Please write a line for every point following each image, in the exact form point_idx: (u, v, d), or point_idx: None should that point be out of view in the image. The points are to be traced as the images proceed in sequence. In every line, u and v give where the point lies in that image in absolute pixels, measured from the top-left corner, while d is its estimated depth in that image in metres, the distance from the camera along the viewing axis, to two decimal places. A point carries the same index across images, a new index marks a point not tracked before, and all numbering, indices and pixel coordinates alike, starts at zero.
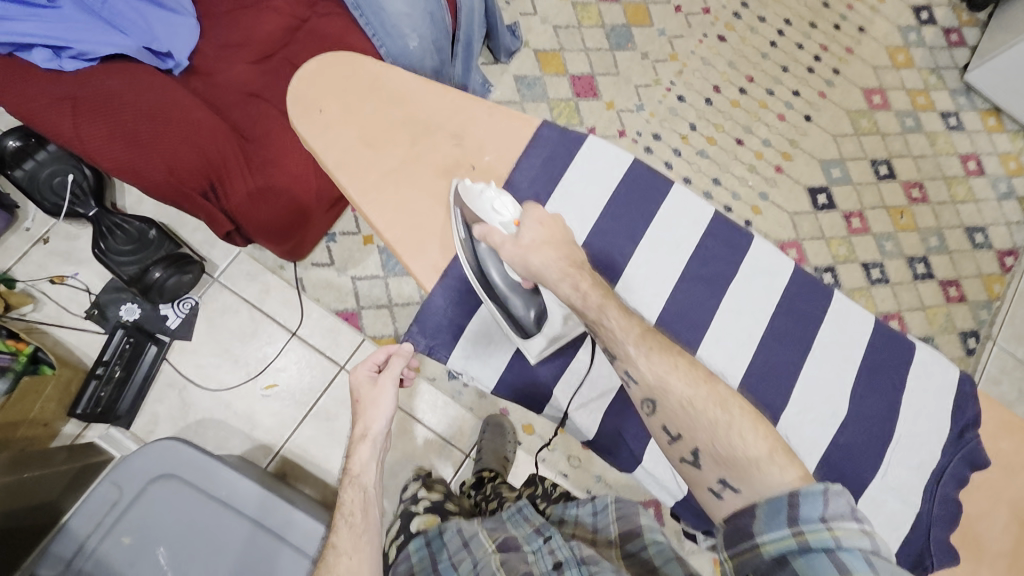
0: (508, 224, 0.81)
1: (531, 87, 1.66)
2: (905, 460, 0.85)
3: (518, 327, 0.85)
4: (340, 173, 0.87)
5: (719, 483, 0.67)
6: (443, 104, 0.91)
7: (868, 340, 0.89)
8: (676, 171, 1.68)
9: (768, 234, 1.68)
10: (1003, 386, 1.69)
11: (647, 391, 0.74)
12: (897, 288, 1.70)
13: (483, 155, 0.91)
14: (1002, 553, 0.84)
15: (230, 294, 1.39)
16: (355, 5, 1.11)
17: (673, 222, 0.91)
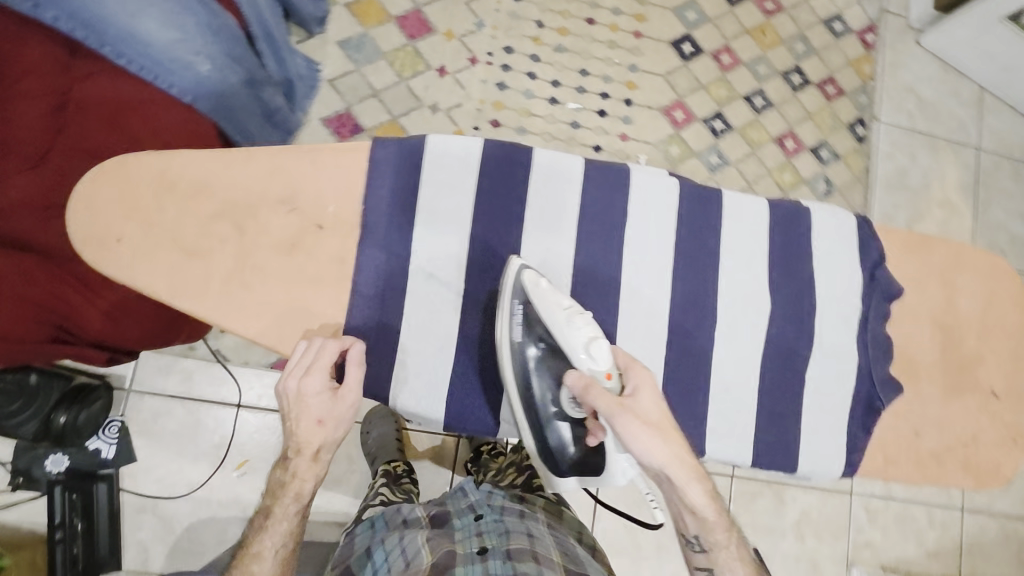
0: (601, 378, 0.77)
1: (361, 49, 1.50)
2: (836, 315, 0.86)
3: (550, 454, 0.83)
4: (179, 300, 0.75)
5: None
6: (253, 169, 0.79)
7: (765, 222, 0.87)
8: (541, 78, 1.58)
9: (650, 105, 1.64)
10: (897, 158, 1.79)
11: (705, 544, 0.79)
12: (782, 107, 1.73)
13: (326, 209, 0.80)
14: (936, 364, 0.86)
15: (153, 397, 1.29)
16: (111, 49, 0.86)
17: (546, 184, 0.85)
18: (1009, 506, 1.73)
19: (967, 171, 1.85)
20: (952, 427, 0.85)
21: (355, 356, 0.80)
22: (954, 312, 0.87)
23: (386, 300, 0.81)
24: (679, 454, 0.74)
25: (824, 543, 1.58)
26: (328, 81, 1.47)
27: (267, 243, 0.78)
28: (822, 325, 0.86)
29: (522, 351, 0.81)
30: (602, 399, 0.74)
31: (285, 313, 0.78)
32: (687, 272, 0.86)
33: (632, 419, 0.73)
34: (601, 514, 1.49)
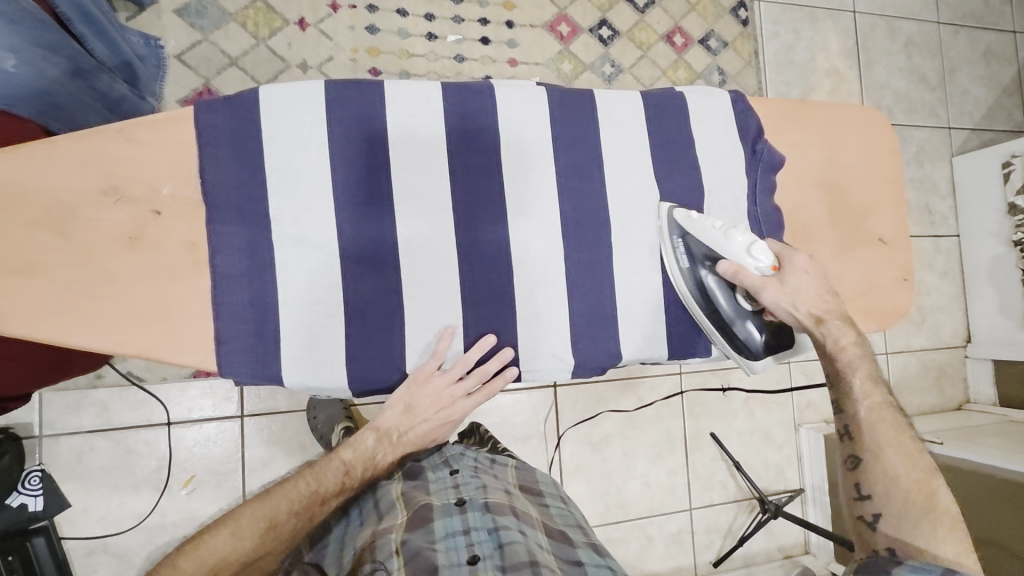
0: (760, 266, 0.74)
1: (203, 14, 1.33)
2: (731, 197, 0.79)
3: (733, 344, 0.78)
4: (14, 326, 0.65)
5: (854, 455, 0.83)
6: (64, 164, 0.68)
7: (643, 115, 0.79)
8: (413, 13, 1.47)
9: (533, 23, 1.57)
10: (782, 37, 1.81)
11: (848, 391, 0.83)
12: (665, 3, 1.69)
13: (159, 191, 0.70)
14: (825, 224, 0.83)
15: (69, 437, 1.20)
16: None
17: (404, 116, 0.73)
18: (925, 341, 1.90)
19: (847, 37, 1.89)
20: (847, 283, 0.83)
21: (233, 349, 0.70)
22: (836, 171, 0.84)
23: (257, 275, 0.71)
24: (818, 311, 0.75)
25: (773, 413, 1.69)
26: (175, 57, 1.32)
27: (101, 241, 0.68)
28: (716, 211, 0.79)
29: (692, 268, 0.77)
30: (764, 282, 0.73)
31: (148, 315, 0.69)
32: (571, 184, 0.77)
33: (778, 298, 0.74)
34: (564, 438, 1.53)
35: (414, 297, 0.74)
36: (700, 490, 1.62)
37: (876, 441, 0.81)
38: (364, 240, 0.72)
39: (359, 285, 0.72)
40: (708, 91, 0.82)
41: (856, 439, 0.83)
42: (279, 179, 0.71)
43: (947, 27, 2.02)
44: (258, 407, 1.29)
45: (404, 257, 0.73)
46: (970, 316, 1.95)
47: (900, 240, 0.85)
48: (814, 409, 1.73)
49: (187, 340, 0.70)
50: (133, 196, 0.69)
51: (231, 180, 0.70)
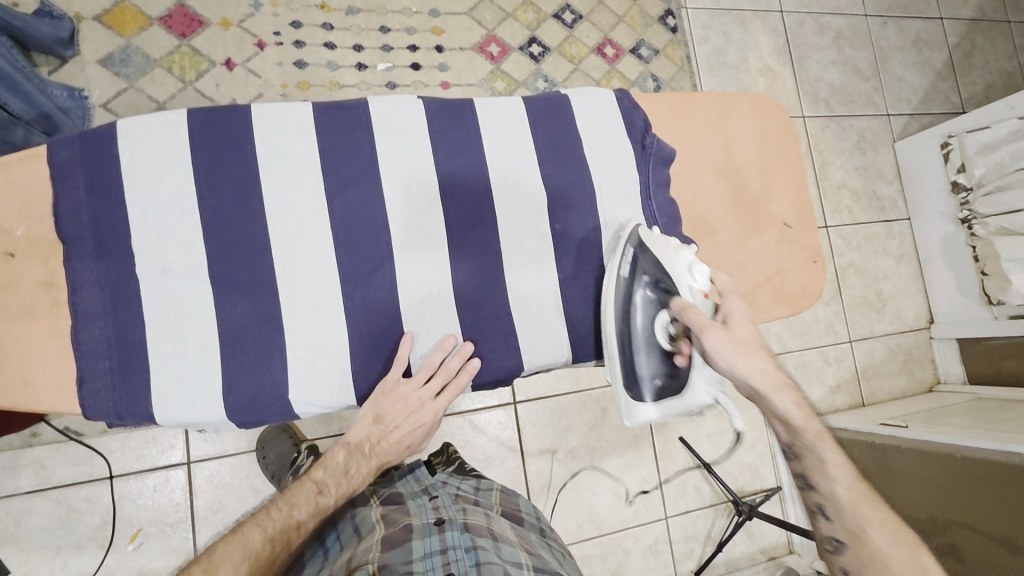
0: (698, 299, 0.77)
1: (128, 62, 1.34)
2: (622, 192, 0.80)
3: (636, 386, 0.80)
4: None
5: (837, 536, 0.75)
6: None
7: (527, 118, 0.80)
8: (341, 45, 1.49)
9: (462, 46, 1.60)
10: (712, 39, 1.86)
11: (807, 465, 0.78)
12: (593, 17, 1.73)
13: (12, 233, 0.71)
14: (726, 213, 0.84)
15: (6, 499, 1.16)
16: None
17: (280, 137, 0.74)
18: (888, 326, 1.90)
19: (777, 36, 1.94)
20: (754, 268, 0.84)
21: (97, 386, 0.70)
22: (731, 158, 0.85)
23: (121, 310, 0.71)
24: (770, 367, 0.74)
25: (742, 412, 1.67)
26: (100, 106, 1.32)
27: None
28: (605, 205, 0.80)
29: (621, 294, 0.78)
30: (708, 326, 0.74)
31: (5, 361, 0.70)
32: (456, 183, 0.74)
33: (719, 334, 0.73)
34: (528, 455, 1.50)
35: (295, 318, 0.73)
36: (675, 497, 1.58)
37: (852, 522, 0.74)
38: (240, 265, 0.72)
39: (243, 307, 0.72)
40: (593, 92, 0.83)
41: (834, 517, 0.75)
42: (151, 209, 0.71)
43: (875, 19, 2.09)
44: (206, 452, 1.25)
45: (283, 278, 0.73)
46: (929, 297, 1.95)
47: (804, 224, 0.87)
48: None
49: (44, 384, 0.69)
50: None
51: (98, 213, 0.70)
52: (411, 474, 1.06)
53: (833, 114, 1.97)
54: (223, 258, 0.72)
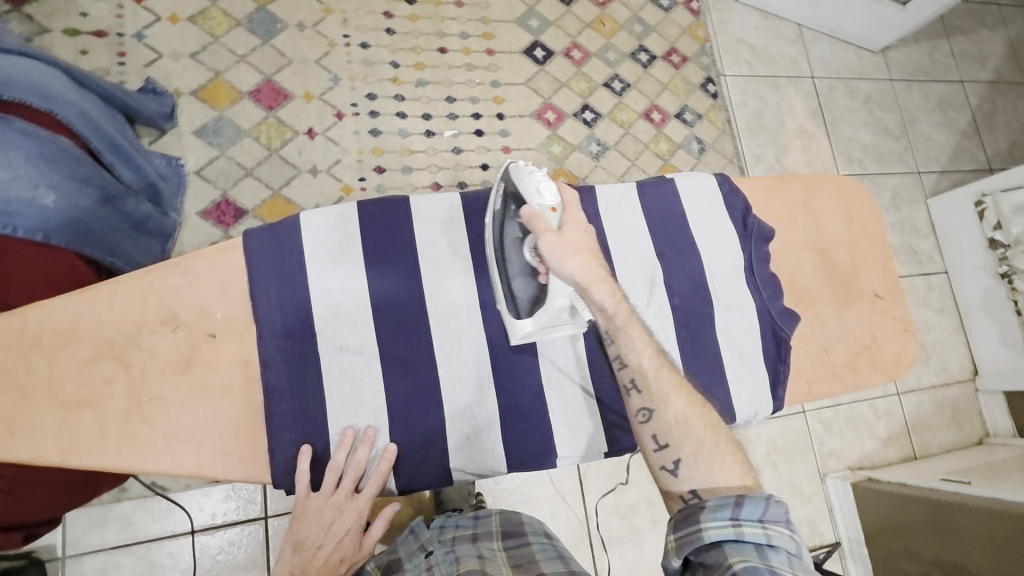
0: (547, 212, 0.85)
1: (220, 132, 1.44)
2: (729, 268, 0.88)
3: (511, 304, 0.87)
4: (75, 460, 0.74)
5: (646, 406, 0.78)
6: (121, 306, 0.80)
7: None
8: (411, 114, 1.61)
9: (521, 114, 1.71)
10: (750, 104, 1.97)
11: (619, 350, 0.82)
12: (640, 85, 1.85)
13: (213, 315, 0.83)
14: (823, 286, 0.92)
15: (93, 554, 1.18)
16: None
17: (434, 225, 0.93)
18: (934, 378, 1.92)
19: (810, 100, 2.05)
20: (853, 337, 0.90)
21: (287, 456, 0.81)
22: (822, 235, 0.94)
23: (302, 387, 0.83)
24: (593, 265, 0.81)
25: (796, 465, 1.69)
26: (194, 173, 1.41)
27: (162, 367, 0.79)
28: (716, 284, 0.88)
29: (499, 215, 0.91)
30: (545, 229, 0.83)
31: (198, 436, 0.78)
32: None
33: (551, 237, 0.82)
34: (592, 510, 1.51)
35: (445, 385, 0.88)
36: None
37: (659, 388, 0.79)
38: (401, 341, 0.88)
39: (400, 378, 0.87)
40: (696, 175, 0.93)
41: (643, 391, 0.79)
42: (328, 294, 0.86)
43: (900, 84, 2.20)
44: (283, 507, 1.27)
45: (439, 350, 0.89)
46: (972, 348, 1.98)
47: (893, 294, 0.94)
48: (838, 457, 1.74)
49: (236, 457, 0.80)
50: (190, 322, 0.81)
51: (287, 302, 0.84)
52: (410, 532, 1.04)
53: (867, 172, 2.06)
54: (387, 332, 0.87)
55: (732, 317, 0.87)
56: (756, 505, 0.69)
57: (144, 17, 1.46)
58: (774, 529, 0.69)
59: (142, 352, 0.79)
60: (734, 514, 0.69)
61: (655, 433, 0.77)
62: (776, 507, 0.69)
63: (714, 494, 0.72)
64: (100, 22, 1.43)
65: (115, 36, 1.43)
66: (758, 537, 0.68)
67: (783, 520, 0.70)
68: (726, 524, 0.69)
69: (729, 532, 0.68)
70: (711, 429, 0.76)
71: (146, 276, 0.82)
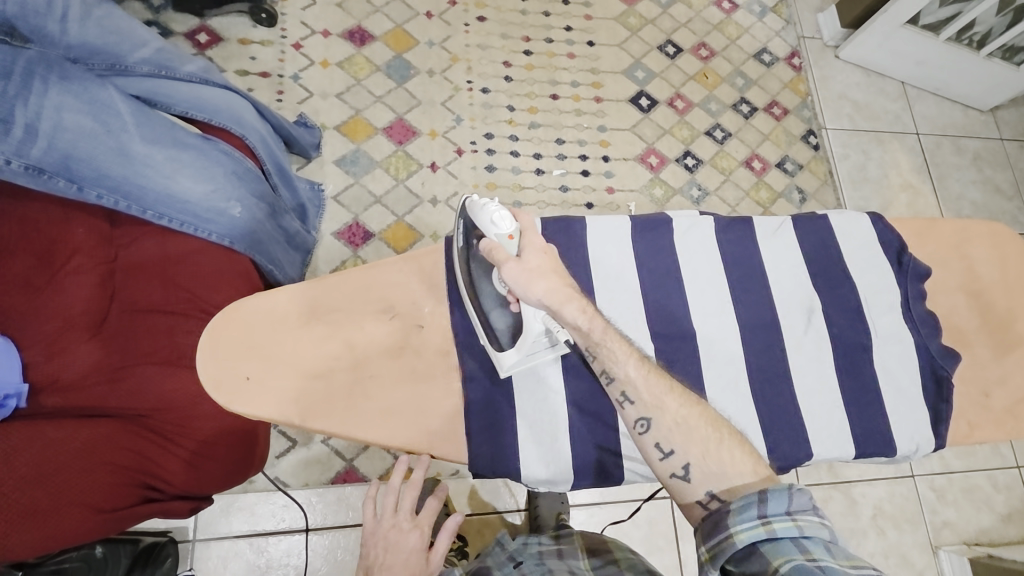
0: (505, 240, 0.84)
1: (356, 162, 1.60)
2: (886, 303, 0.90)
3: (493, 337, 0.86)
4: (311, 422, 0.81)
5: (643, 416, 0.76)
6: (349, 294, 0.89)
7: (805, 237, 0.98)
8: (524, 153, 1.72)
9: (626, 157, 1.79)
10: (852, 156, 1.97)
11: (604, 364, 0.80)
12: (740, 134, 1.90)
13: (421, 309, 0.90)
14: (978, 328, 0.91)
15: (219, 540, 1.27)
16: (183, 223, 1.01)
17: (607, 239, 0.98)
18: None
19: (915, 155, 2.03)
20: (1014, 383, 0.88)
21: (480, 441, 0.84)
22: (976, 278, 0.94)
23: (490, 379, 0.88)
24: (561, 286, 0.81)
25: (906, 533, 1.58)
26: (332, 198, 1.56)
27: (381, 352, 0.87)
28: (873, 316, 0.89)
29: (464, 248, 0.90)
30: (507, 259, 0.81)
31: (407, 414, 0.84)
32: (745, 296, 0.89)
33: (513, 266, 0.81)
34: (686, 555, 1.47)
35: None
36: None
37: (651, 396, 0.76)
38: None
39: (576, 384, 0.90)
40: (846, 214, 0.96)
41: (636, 401, 0.77)
42: None
43: (1012, 143, 2.14)
44: None
45: None
46: None
47: None
48: (952, 529, 1.62)
49: (440, 438, 0.84)
50: (404, 313, 0.89)
51: None
52: (496, 545, 1.06)
53: None
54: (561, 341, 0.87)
55: (890, 352, 0.87)
56: (781, 497, 0.66)
57: (301, 61, 1.67)
58: (805, 520, 0.66)
59: (360, 334, 0.87)
60: (762, 512, 0.65)
61: (656, 442, 0.75)
62: (800, 495, 0.66)
63: (735, 495, 0.69)
64: (265, 65, 1.64)
65: (276, 76, 1.64)
66: (791, 531, 0.65)
67: (810, 507, 0.67)
68: (755, 524, 0.65)
69: (761, 532, 0.65)
70: (712, 426, 0.75)
71: (370, 270, 0.91)
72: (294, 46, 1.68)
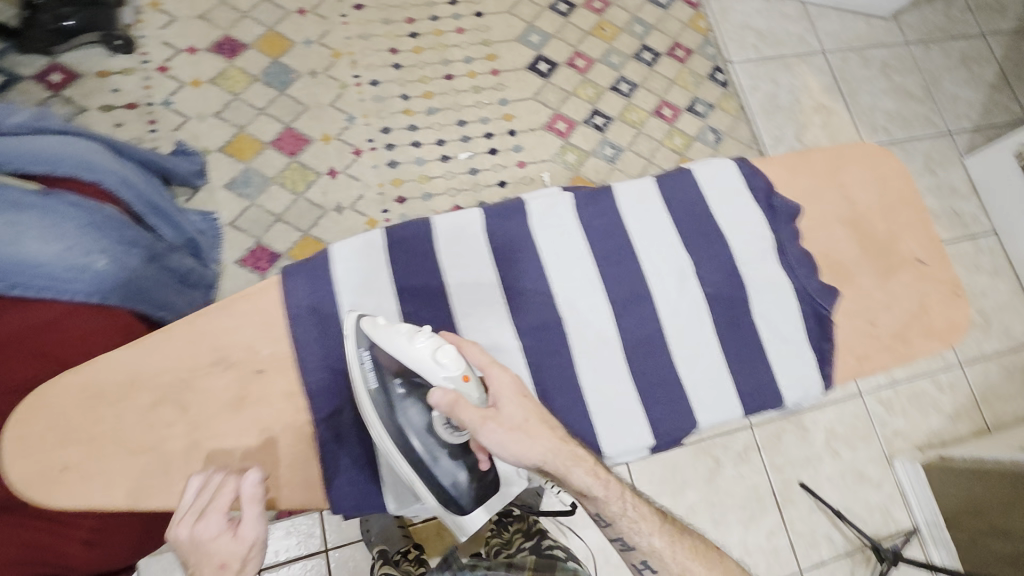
0: (461, 385, 0.77)
1: (248, 182, 1.52)
2: (760, 253, 1.00)
3: (445, 493, 0.82)
4: (149, 501, 0.80)
5: (646, 559, 0.85)
6: (173, 351, 0.86)
7: (664, 202, 1.01)
8: (426, 142, 1.65)
9: (533, 127, 1.73)
10: (762, 86, 1.94)
11: (624, 533, 0.85)
12: (647, 84, 1.85)
13: (261, 353, 0.88)
14: (850, 255, 1.04)
15: None
16: (39, 288, 0.92)
17: (466, 242, 0.95)
18: (997, 344, 1.81)
19: (824, 75, 2.01)
20: (890, 305, 1.02)
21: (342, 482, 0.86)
22: (841, 209, 1.06)
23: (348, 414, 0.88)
24: (558, 445, 0.79)
25: (860, 450, 1.62)
26: (228, 225, 1.48)
27: (220, 408, 0.85)
28: (746, 269, 1.00)
29: (380, 389, 0.83)
30: (482, 421, 0.75)
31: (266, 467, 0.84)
32: (614, 269, 0.96)
33: (494, 428, 0.76)
34: None
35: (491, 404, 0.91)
36: (806, 548, 1.52)
37: (655, 543, 0.85)
38: None
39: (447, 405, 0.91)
40: (714, 164, 1.05)
41: (660, 568, 0.84)
42: None
43: (918, 46, 2.14)
44: (341, 539, 1.31)
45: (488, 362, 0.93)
46: None
47: (920, 259, 1.05)
48: (904, 438, 1.66)
49: (294, 484, 0.85)
50: (239, 361, 0.87)
51: (326, 339, 0.90)
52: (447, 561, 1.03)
53: (895, 139, 1.99)
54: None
55: (760, 298, 0.98)
56: None
57: (170, 85, 1.56)
58: None
59: (196, 395, 0.85)
60: None
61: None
62: None
63: None
64: (131, 94, 1.53)
65: (145, 106, 1.53)
66: None
67: None
68: None
69: None
70: (700, 560, 0.85)
71: (198, 319, 0.88)
72: (159, 70, 1.57)
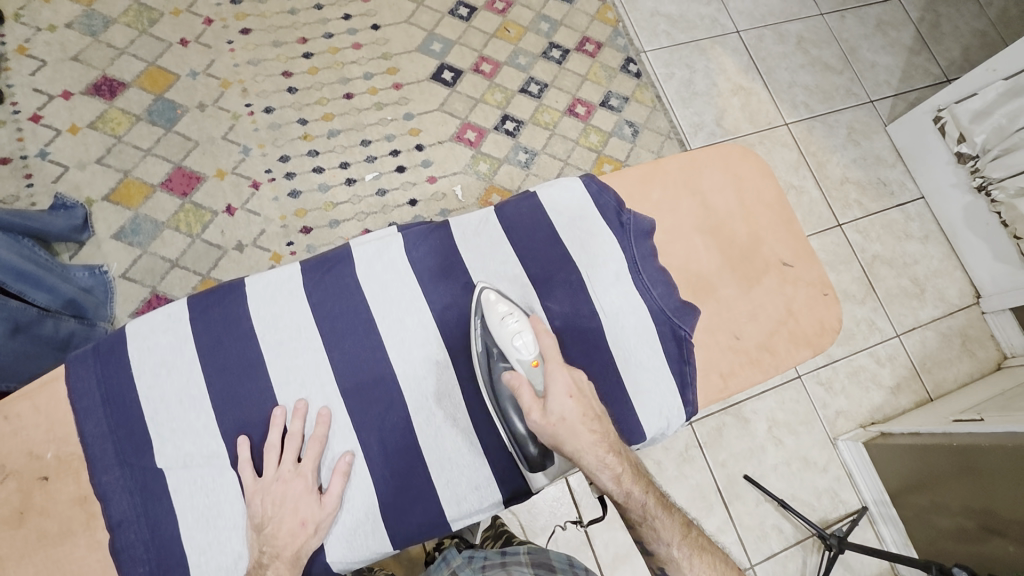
0: (529, 368, 0.90)
1: (138, 231, 1.44)
2: (613, 275, 1.00)
3: (524, 458, 0.92)
4: None
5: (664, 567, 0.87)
6: None
7: (501, 232, 1.01)
8: (328, 167, 1.58)
9: (440, 140, 1.67)
10: (676, 74, 1.90)
11: (645, 539, 0.88)
12: (557, 83, 1.80)
13: (44, 455, 0.88)
14: (712, 265, 1.06)
15: None
16: None
17: (278, 302, 0.95)
18: (933, 311, 1.80)
19: (739, 55, 1.98)
20: (757, 312, 1.04)
21: None
22: (706, 215, 1.09)
23: (150, 509, 0.86)
24: (592, 441, 0.85)
25: (802, 436, 1.60)
26: (120, 277, 1.40)
27: None
28: (599, 291, 0.99)
29: (483, 351, 0.94)
30: (528, 407, 0.85)
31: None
32: (444, 312, 0.97)
33: (535, 418, 0.85)
34: (592, 529, 1.44)
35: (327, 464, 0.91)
36: (756, 542, 1.49)
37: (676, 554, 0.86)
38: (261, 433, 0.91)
39: None
40: (564, 184, 1.05)
41: None
42: (176, 412, 0.89)
43: (832, 16, 2.11)
44: None
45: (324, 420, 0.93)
46: (969, 272, 1.86)
47: (789, 260, 1.08)
48: (846, 417, 1.64)
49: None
50: (17, 470, 0.86)
51: (120, 426, 0.88)
52: (442, 562, 1.00)
53: (816, 114, 1.96)
54: (236, 418, 0.90)
55: (616, 324, 0.98)
56: None
57: (44, 134, 1.47)
58: None
59: None
60: None
61: None
62: None
63: None
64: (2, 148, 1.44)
65: (18, 160, 1.44)
66: None
67: None
68: None
69: None
70: None
71: None
72: (31, 119, 1.47)
